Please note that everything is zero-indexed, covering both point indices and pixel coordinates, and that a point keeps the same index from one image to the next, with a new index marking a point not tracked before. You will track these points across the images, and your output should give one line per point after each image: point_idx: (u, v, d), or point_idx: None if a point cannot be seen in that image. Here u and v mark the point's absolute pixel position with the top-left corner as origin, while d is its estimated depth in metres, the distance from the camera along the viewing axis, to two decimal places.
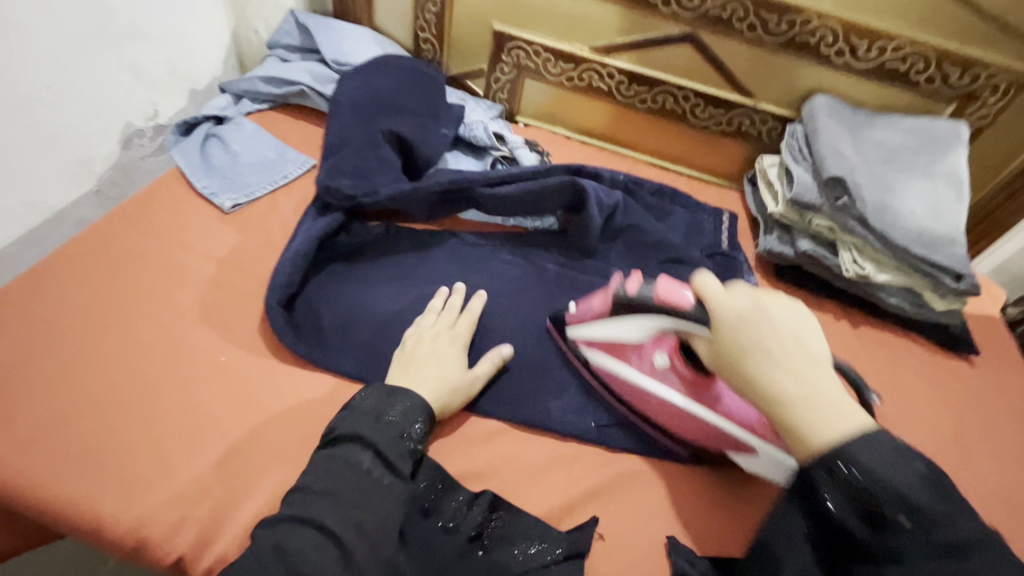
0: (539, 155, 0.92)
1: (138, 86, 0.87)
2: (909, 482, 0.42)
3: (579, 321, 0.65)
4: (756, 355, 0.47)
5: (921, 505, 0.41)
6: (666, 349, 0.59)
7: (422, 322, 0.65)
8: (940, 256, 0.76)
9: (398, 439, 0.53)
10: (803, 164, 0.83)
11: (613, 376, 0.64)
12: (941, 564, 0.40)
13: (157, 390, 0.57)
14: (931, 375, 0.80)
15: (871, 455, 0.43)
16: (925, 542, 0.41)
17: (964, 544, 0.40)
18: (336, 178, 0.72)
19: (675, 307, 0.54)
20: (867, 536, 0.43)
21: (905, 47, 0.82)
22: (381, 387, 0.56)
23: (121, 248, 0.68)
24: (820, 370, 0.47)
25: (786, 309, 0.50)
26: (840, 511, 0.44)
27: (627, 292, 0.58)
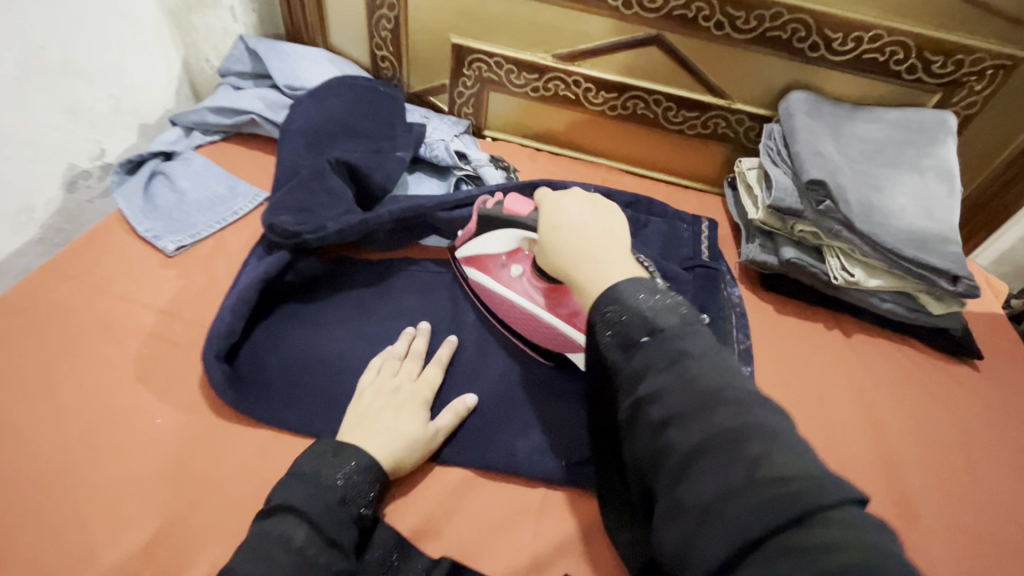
0: (505, 171, 0.88)
1: (78, 125, 0.83)
2: (657, 310, 0.46)
3: (461, 242, 0.71)
4: (557, 234, 0.56)
5: (661, 326, 0.45)
6: (525, 261, 0.64)
7: (381, 372, 0.59)
8: (934, 257, 0.71)
9: (339, 507, 0.48)
10: (782, 167, 0.78)
11: (480, 289, 0.68)
12: (671, 372, 0.42)
13: (83, 464, 0.53)
14: (932, 383, 0.75)
15: (630, 291, 0.48)
16: (661, 355, 0.44)
17: (692, 355, 0.43)
18: (281, 214, 0.67)
19: (517, 216, 0.64)
20: (621, 360, 0.46)
21: (882, 36, 0.77)
22: (326, 443, 0.52)
23: (53, 303, 0.64)
24: (615, 243, 0.55)
25: (597, 206, 0.60)
26: (605, 344, 0.47)
27: (486, 208, 0.66)
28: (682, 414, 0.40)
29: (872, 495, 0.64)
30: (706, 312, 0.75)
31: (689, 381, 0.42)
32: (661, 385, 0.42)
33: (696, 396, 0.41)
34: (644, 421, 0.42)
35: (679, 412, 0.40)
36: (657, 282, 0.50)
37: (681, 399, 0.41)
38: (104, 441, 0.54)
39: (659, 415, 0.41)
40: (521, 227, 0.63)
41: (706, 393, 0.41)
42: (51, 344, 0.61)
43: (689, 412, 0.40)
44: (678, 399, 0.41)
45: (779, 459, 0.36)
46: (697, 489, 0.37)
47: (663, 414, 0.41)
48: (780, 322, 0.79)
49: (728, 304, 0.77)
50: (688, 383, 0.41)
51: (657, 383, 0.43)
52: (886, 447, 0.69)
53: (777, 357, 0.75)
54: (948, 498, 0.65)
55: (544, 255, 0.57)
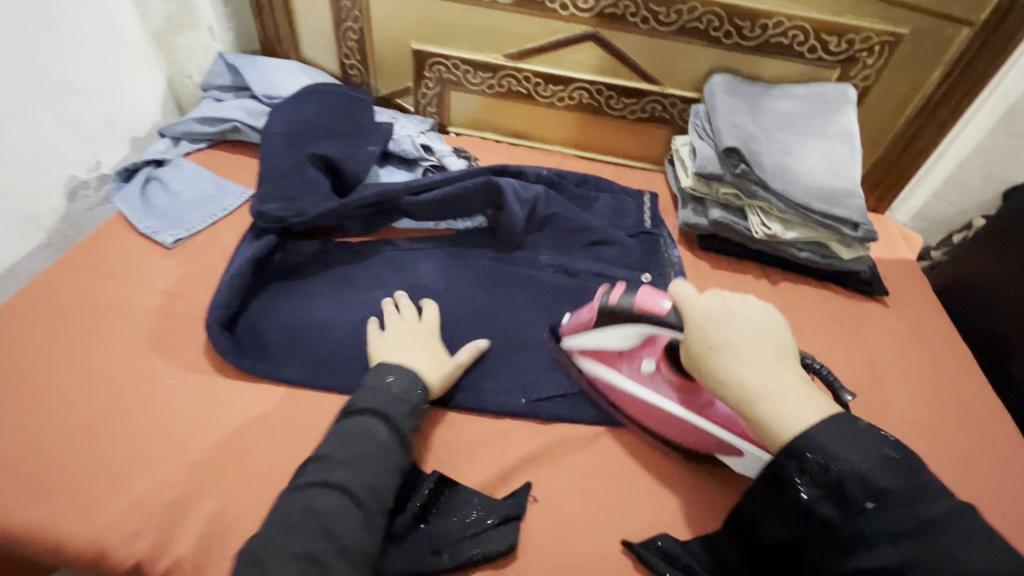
0: (466, 160, 0.99)
1: (77, 139, 0.92)
2: (875, 468, 0.46)
3: (572, 332, 0.69)
4: (722, 357, 0.52)
5: (885, 487, 0.45)
6: (653, 353, 0.64)
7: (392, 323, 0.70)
8: (839, 209, 0.82)
9: (406, 409, 0.59)
10: (707, 140, 0.89)
11: (605, 384, 0.68)
12: (914, 547, 0.43)
13: (108, 418, 0.61)
14: (846, 320, 0.87)
15: (840, 442, 0.47)
16: (897, 526, 0.44)
17: (934, 525, 0.43)
18: (267, 203, 0.77)
19: (654, 313, 0.60)
20: (840, 520, 0.46)
21: (784, 22, 0.89)
22: (374, 368, 0.63)
23: (67, 291, 0.72)
24: (785, 366, 0.51)
25: (756, 314, 0.54)
26: (813, 498, 0.48)
27: (610, 302, 0.62)
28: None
29: None
30: (648, 270, 0.86)
31: (943, 562, 0.42)
32: (905, 560, 0.43)
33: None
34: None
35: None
36: (847, 418, 0.48)
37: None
38: (125, 400, 0.63)
39: None
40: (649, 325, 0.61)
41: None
42: (69, 324, 0.69)
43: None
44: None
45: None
46: None
47: None
48: (714, 276, 0.89)
49: (669, 261, 0.88)
50: (944, 565, 0.42)
51: (894, 557, 0.44)
52: None
53: None
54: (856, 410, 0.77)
55: (703, 378, 0.54)
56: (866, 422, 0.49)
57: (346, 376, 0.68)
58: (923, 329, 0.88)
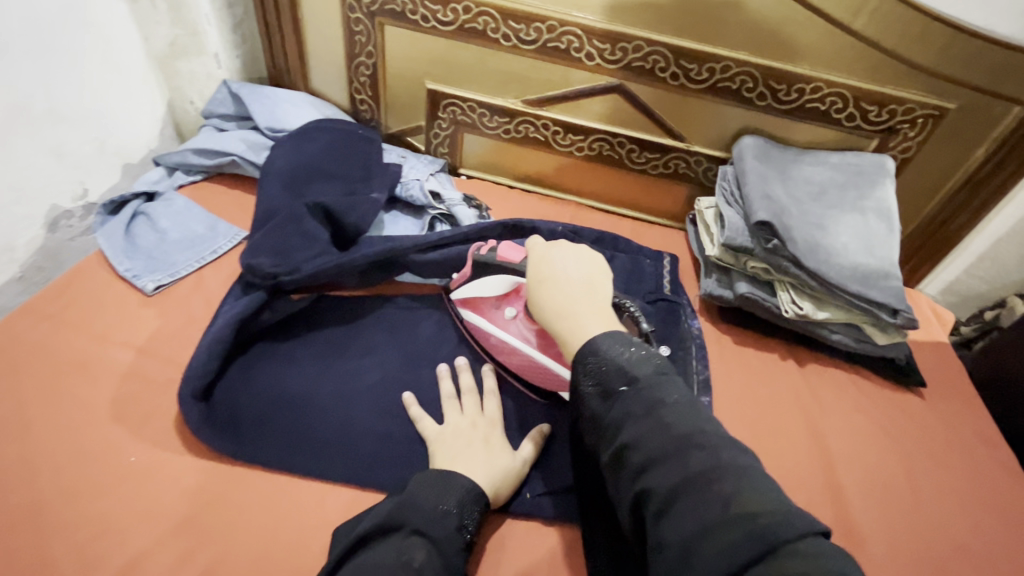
0: (477, 210, 0.92)
1: (63, 167, 0.86)
2: (633, 361, 0.51)
3: (457, 283, 0.74)
4: (540, 286, 0.59)
5: (637, 376, 0.50)
6: (517, 302, 0.68)
7: (448, 414, 0.64)
8: (875, 292, 0.76)
9: (454, 530, 0.51)
10: (735, 207, 0.83)
11: (476, 330, 0.71)
12: (648, 420, 0.47)
13: (59, 502, 0.54)
14: (881, 410, 0.80)
15: (608, 345, 0.52)
16: (638, 407, 0.48)
17: (666, 404, 0.48)
18: (257, 256, 0.69)
19: (510, 262, 0.67)
20: (602, 409, 0.50)
21: (822, 88, 0.83)
22: (436, 470, 0.55)
23: (32, 342, 0.66)
24: (595, 298, 0.58)
25: (585, 257, 0.62)
26: (588, 395, 0.51)
27: (480, 254, 0.70)
28: (657, 458, 0.45)
29: (817, 516, 0.68)
30: (666, 344, 0.79)
31: (664, 427, 0.46)
32: (638, 433, 0.47)
33: (671, 440, 0.45)
34: (627, 467, 0.47)
35: (656, 456, 0.45)
36: (626, 332, 0.54)
37: (658, 442, 0.45)
38: (82, 476, 0.56)
39: (638, 460, 0.46)
40: (515, 273, 0.67)
41: (682, 438, 0.45)
42: (29, 382, 0.62)
43: (667, 455, 0.44)
44: (656, 445, 0.45)
45: (746, 498, 0.40)
46: (679, 527, 0.41)
47: (642, 460, 0.45)
48: (737, 352, 0.83)
49: (690, 334, 0.82)
50: (664, 429, 0.46)
51: (635, 431, 0.47)
52: (835, 473, 0.72)
53: (734, 387, 0.79)
54: (894, 519, 0.69)
55: (528, 305, 0.61)
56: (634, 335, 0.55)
57: (330, 460, 0.60)
58: (962, 424, 0.81)
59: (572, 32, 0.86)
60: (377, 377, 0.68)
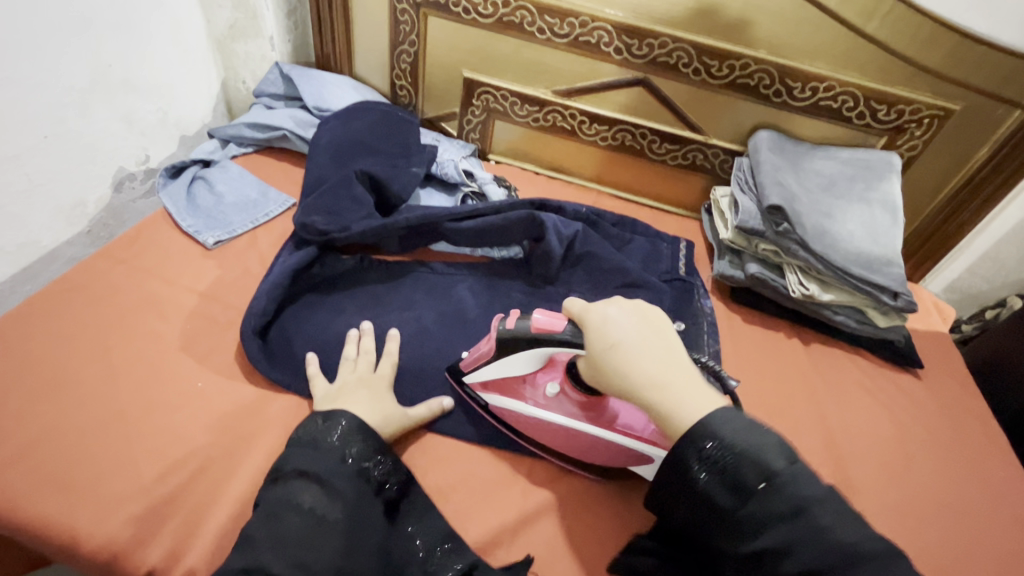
0: (506, 190, 0.99)
1: (130, 133, 0.93)
2: (767, 451, 0.47)
3: (472, 365, 0.68)
4: (616, 356, 0.53)
5: (776, 471, 0.46)
6: (557, 375, 0.65)
7: (342, 372, 0.66)
8: (878, 276, 0.81)
9: (338, 462, 0.55)
10: (750, 194, 0.89)
11: (513, 415, 0.66)
12: (798, 526, 0.45)
13: (134, 415, 0.60)
14: (880, 388, 0.85)
15: (732, 432, 0.48)
16: (781, 509, 0.45)
17: (817, 502, 0.45)
18: (311, 216, 0.78)
19: (552, 334, 0.60)
20: (737, 506, 0.47)
21: (835, 87, 0.89)
22: (316, 417, 0.59)
23: (108, 282, 0.73)
24: (672, 359, 0.53)
25: (647, 313, 0.57)
26: (710, 486, 0.48)
27: (507, 327, 0.63)
28: (820, 572, 0.43)
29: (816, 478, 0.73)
30: (681, 318, 0.85)
31: (820, 535, 0.44)
32: (790, 542, 0.44)
33: (832, 552, 0.44)
34: (773, 573, 0.45)
35: (815, 570, 0.44)
36: (721, 402, 0.51)
37: (816, 554, 0.44)
38: (154, 396, 0.62)
39: (794, 573, 0.44)
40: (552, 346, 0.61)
41: (840, 550, 0.44)
42: (105, 316, 0.69)
43: (831, 570, 0.43)
44: (815, 557, 0.44)
45: None
46: None
47: (800, 573, 0.44)
48: (746, 330, 0.89)
49: (702, 311, 0.88)
50: (820, 539, 0.44)
51: (786, 538, 0.45)
52: (835, 443, 0.78)
53: (741, 360, 0.84)
54: (887, 485, 0.74)
55: (603, 378, 0.55)
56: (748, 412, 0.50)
57: None
58: (957, 406, 0.86)
59: (602, 28, 0.93)
60: (414, 330, 0.75)
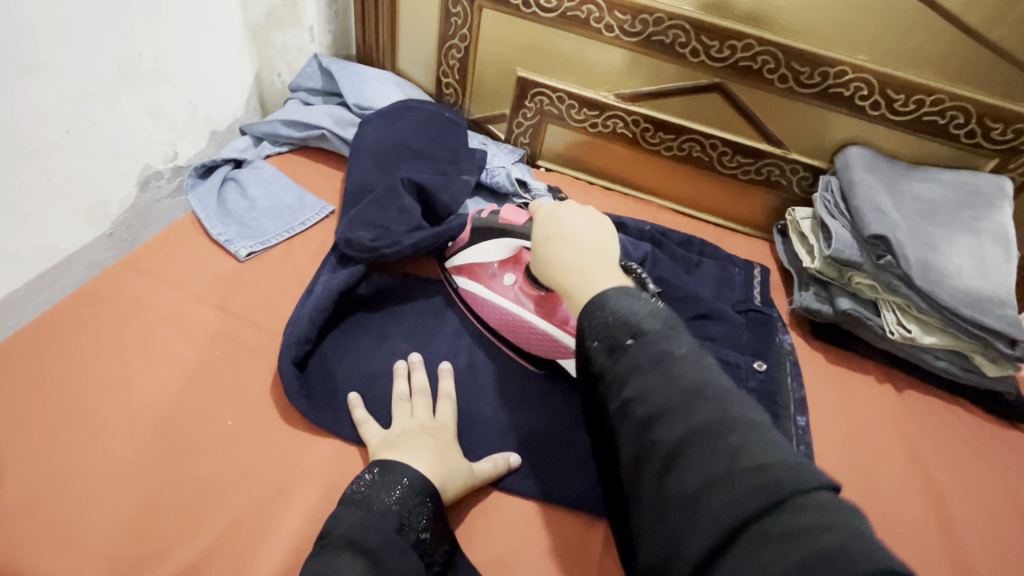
0: (562, 202, 0.90)
1: (158, 127, 0.86)
2: (643, 315, 0.48)
3: (451, 252, 0.72)
4: (546, 242, 0.59)
5: (644, 328, 0.47)
6: (517, 269, 0.67)
7: (397, 416, 0.58)
8: (993, 319, 0.71)
9: (393, 531, 0.47)
10: (841, 219, 0.80)
11: (472, 297, 0.69)
12: (653, 373, 0.44)
13: (158, 458, 0.53)
14: (986, 445, 0.75)
15: (618, 299, 0.49)
16: (644, 360, 0.45)
17: (675, 357, 0.45)
18: (356, 230, 0.70)
19: (512, 225, 0.67)
20: (608, 364, 0.47)
21: (944, 100, 0.79)
22: (371, 468, 0.52)
23: (131, 297, 0.66)
24: (603, 253, 0.57)
25: (592, 218, 0.61)
26: (595, 351, 0.48)
27: (479, 218, 0.70)
28: (665, 409, 0.42)
29: (924, 553, 0.63)
30: (762, 357, 0.75)
31: (671, 380, 0.43)
32: (645, 387, 0.43)
33: (677, 392, 0.42)
34: (629, 420, 0.44)
35: (663, 409, 0.42)
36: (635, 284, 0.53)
37: (664, 395, 0.42)
38: (181, 435, 0.55)
39: (644, 413, 0.42)
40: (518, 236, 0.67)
41: (687, 391, 0.42)
42: (127, 337, 0.62)
43: (672, 407, 0.41)
44: (661, 397, 0.42)
45: (755, 451, 0.38)
46: (683, 483, 0.38)
47: (647, 413, 0.42)
48: (831, 371, 0.79)
49: (783, 348, 0.78)
50: (670, 381, 0.43)
51: (641, 385, 0.44)
52: (943, 511, 0.67)
53: (827, 407, 0.75)
54: (1008, 567, 0.64)
55: (535, 261, 0.59)
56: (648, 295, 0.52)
57: None
58: None
59: (679, 26, 0.83)
60: (465, 362, 0.66)
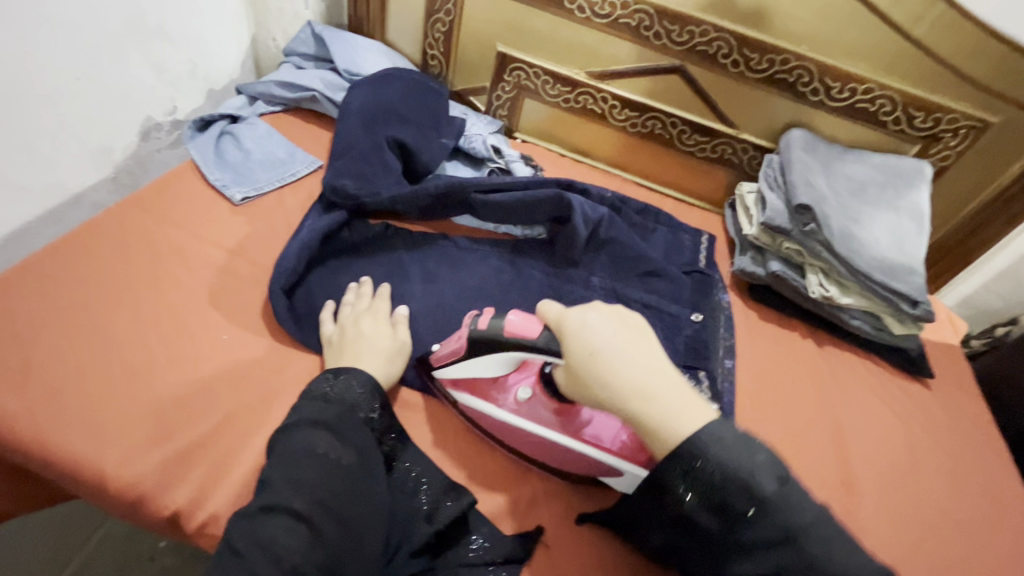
0: (532, 169, 0.98)
1: (160, 82, 0.92)
2: (757, 477, 0.47)
3: (441, 362, 0.65)
4: (603, 366, 0.51)
5: (764, 496, 0.47)
6: (529, 379, 0.63)
7: (344, 312, 0.68)
8: (899, 283, 0.81)
9: (348, 413, 0.56)
10: (777, 192, 0.89)
11: (481, 418, 0.64)
12: (787, 555, 0.46)
13: (161, 362, 0.61)
14: (889, 394, 0.86)
15: (720, 453, 0.48)
16: (769, 536, 0.46)
17: (806, 531, 0.46)
18: (342, 179, 0.80)
19: (524, 339, 0.58)
20: (721, 529, 0.49)
21: (874, 89, 0.89)
22: (327, 372, 0.60)
23: (137, 230, 0.73)
24: (657, 367, 0.51)
25: (623, 315, 0.54)
26: (693, 506, 0.50)
27: (479, 328, 0.61)
28: None
29: (821, 477, 0.74)
30: (699, 310, 0.86)
31: (810, 565, 0.45)
32: (783, 574, 0.46)
33: None
34: None
35: None
36: (717, 416, 0.49)
37: None
38: (183, 344, 0.63)
39: None
40: (527, 352, 0.58)
41: None
42: (133, 263, 0.69)
43: None
44: None
45: None
46: None
47: None
48: (762, 327, 0.89)
49: (720, 305, 0.88)
50: (811, 571, 0.45)
51: (775, 567, 0.46)
52: (843, 446, 0.78)
53: (754, 356, 0.85)
54: (891, 491, 0.75)
55: (590, 386, 0.52)
56: (741, 428, 0.49)
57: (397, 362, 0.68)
58: (964, 418, 0.86)
59: (644, 11, 0.92)
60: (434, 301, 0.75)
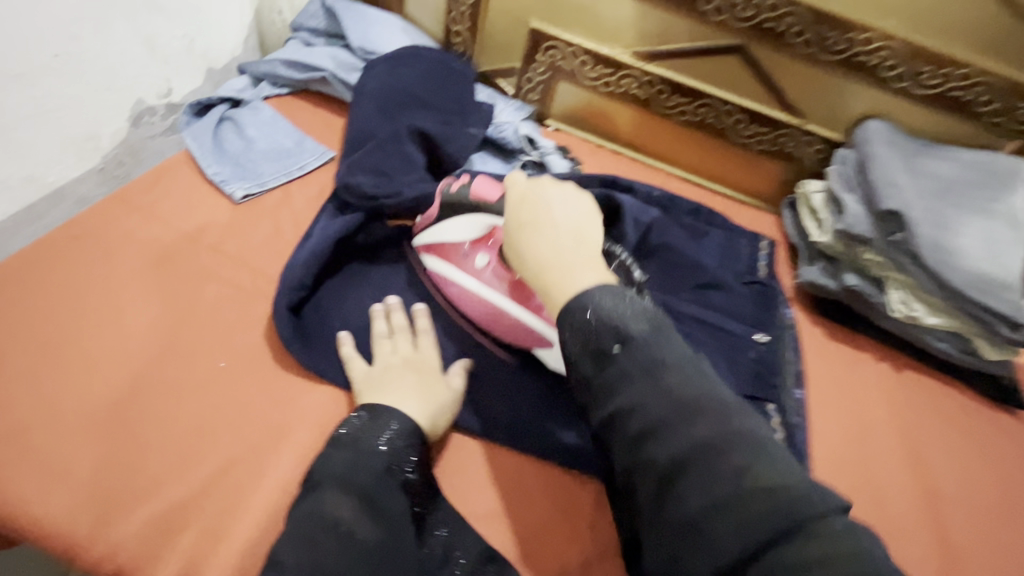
0: (570, 161, 0.87)
1: (153, 59, 0.81)
2: (628, 317, 0.48)
3: (420, 229, 0.67)
4: (527, 233, 0.55)
5: (632, 332, 0.47)
6: (490, 248, 0.62)
7: (379, 352, 0.58)
8: (999, 303, 0.69)
9: (380, 472, 0.48)
10: (855, 193, 0.78)
11: (442, 282, 0.64)
12: (645, 384, 0.45)
13: (150, 398, 0.53)
14: (976, 426, 0.75)
15: (601, 298, 0.49)
16: (633, 369, 0.45)
17: (666, 364, 0.45)
18: (357, 175, 0.69)
19: (486, 201, 0.63)
20: (594, 372, 0.47)
21: (972, 75, 0.76)
22: (359, 412, 0.52)
23: (124, 233, 0.63)
24: (583, 248, 0.54)
25: (575, 202, 0.59)
26: (575, 353, 0.48)
27: (449, 193, 0.64)
28: (659, 425, 0.43)
29: (905, 529, 0.65)
30: (761, 329, 0.75)
31: (666, 393, 0.44)
32: (640, 399, 0.44)
33: (672, 407, 0.43)
34: (622, 435, 0.44)
35: (655, 425, 0.43)
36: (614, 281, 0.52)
37: (658, 409, 0.43)
38: (176, 374, 0.54)
39: (636, 428, 0.43)
40: (490, 212, 0.62)
41: (682, 405, 0.43)
42: (118, 274, 0.60)
43: (668, 423, 0.43)
44: (659, 412, 0.43)
45: (760, 471, 0.40)
46: (685, 504, 0.40)
47: (640, 428, 0.43)
48: (830, 348, 0.78)
49: (784, 323, 0.77)
50: (663, 393, 0.44)
51: (635, 398, 0.44)
52: (928, 491, 0.68)
53: (822, 383, 0.75)
54: (988, 545, 0.65)
55: (510, 250, 0.56)
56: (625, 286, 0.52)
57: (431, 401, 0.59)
58: None
59: None
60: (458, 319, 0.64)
